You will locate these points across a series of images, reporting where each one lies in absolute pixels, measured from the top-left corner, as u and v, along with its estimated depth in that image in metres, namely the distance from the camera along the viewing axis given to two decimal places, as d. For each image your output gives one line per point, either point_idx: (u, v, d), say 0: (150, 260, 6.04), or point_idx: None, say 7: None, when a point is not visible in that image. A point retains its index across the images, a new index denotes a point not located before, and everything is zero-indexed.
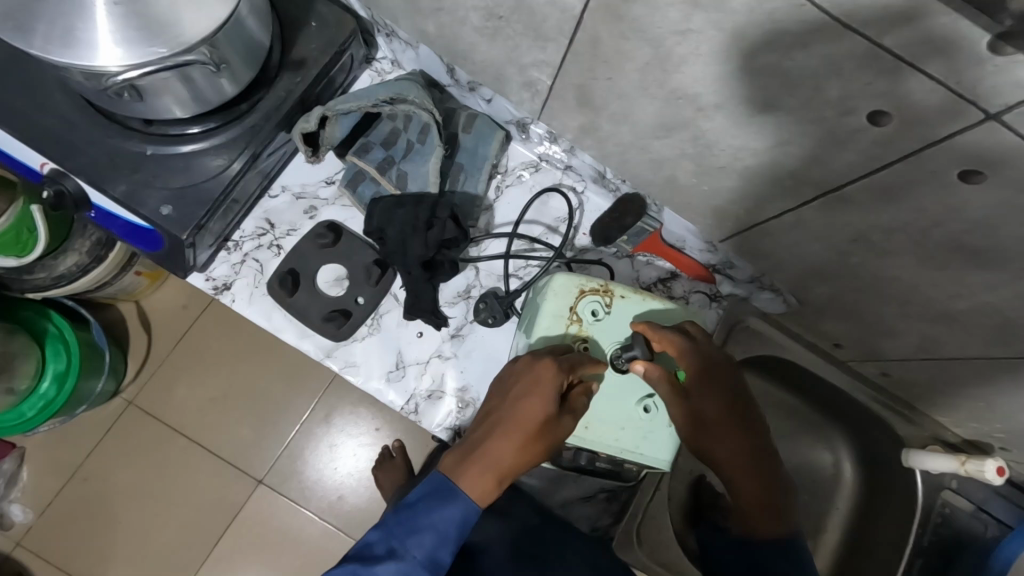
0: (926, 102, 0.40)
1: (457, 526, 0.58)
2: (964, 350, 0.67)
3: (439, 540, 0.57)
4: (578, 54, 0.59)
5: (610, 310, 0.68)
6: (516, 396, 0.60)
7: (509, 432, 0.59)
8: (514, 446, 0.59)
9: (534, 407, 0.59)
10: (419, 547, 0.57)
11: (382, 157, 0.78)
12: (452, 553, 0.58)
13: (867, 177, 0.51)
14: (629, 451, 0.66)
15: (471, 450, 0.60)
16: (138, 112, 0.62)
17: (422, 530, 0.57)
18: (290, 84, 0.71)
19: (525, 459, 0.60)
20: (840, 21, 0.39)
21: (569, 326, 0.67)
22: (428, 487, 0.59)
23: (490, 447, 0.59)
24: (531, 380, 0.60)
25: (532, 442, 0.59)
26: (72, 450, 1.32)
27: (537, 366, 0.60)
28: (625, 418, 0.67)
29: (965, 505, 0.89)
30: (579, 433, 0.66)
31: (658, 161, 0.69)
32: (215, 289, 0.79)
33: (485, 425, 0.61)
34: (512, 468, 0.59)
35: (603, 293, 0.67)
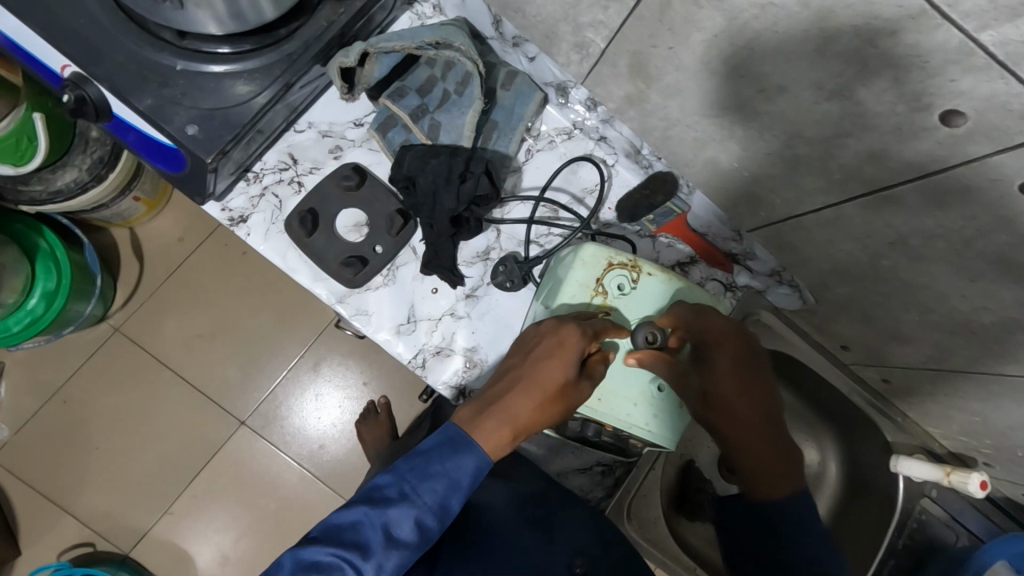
0: (1008, 107, 0.40)
1: (469, 477, 0.58)
2: (975, 363, 0.68)
3: (451, 488, 0.58)
4: (642, 18, 0.57)
5: (636, 286, 0.67)
6: (538, 356, 0.61)
7: (529, 390, 0.60)
8: (531, 405, 0.59)
9: (554, 368, 0.60)
10: (431, 493, 0.57)
11: (416, 104, 0.76)
12: (462, 501, 0.59)
13: (923, 178, 0.50)
14: (638, 426, 0.67)
15: (487, 404, 0.60)
16: (173, 22, 0.59)
17: (436, 476, 0.57)
18: (333, 15, 0.69)
19: (540, 419, 0.61)
20: (939, 11, 0.37)
21: (594, 297, 0.67)
22: (441, 436, 0.59)
23: (508, 403, 0.60)
24: (555, 343, 0.61)
25: (551, 402, 0.60)
26: (54, 369, 1.30)
27: (561, 330, 0.61)
28: (638, 394, 0.67)
29: (940, 514, 0.93)
30: (591, 405, 0.66)
31: (702, 141, 0.68)
32: (230, 221, 0.77)
33: (504, 382, 0.61)
34: (527, 425, 0.60)
35: (632, 268, 0.67)
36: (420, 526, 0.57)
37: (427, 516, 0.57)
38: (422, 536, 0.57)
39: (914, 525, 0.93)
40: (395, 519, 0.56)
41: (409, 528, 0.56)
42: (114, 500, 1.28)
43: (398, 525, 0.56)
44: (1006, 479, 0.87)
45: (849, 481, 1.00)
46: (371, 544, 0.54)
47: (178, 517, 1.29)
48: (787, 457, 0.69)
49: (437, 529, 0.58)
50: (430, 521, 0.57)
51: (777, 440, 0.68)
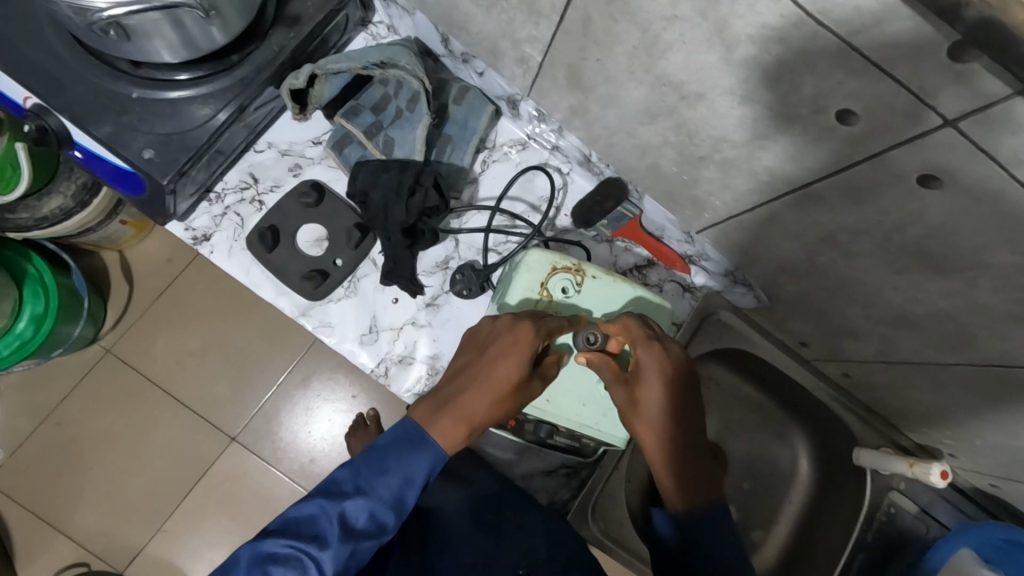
0: (891, 105, 0.42)
1: (424, 472, 0.60)
2: (919, 354, 0.70)
3: (406, 482, 0.60)
4: (570, 33, 0.60)
5: (580, 289, 0.70)
6: (492, 355, 0.63)
7: (482, 387, 0.62)
8: (484, 402, 0.61)
9: (507, 367, 0.62)
10: (386, 487, 0.60)
11: (371, 122, 0.78)
12: (417, 495, 0.61)
13: (836, 176, 0.52)
14: (588, 426, 0.69)
15: (443, 400, 0.63)
16: (126, 53, 0.62)
17: (391, 471, 0.60)
18: (283, 40, 0.71)
19: (492, 416, 0.63)
20: (815, 19, 0.40)
21: (540, 300, 0.69)
22: (399, 432, 0.61)
23: (462, 400, 0.62)
24: (509, 342, 0.63)
25: (503, 399, 0.63)
26: (44, 391, 1.33)
27: (517, 328, 0.63)
28: (587, 395, 0.69)
29: (909, 506, 0.94)
30: (540, 405, 0.69)
31: (642, 148, 0.71)
32: (194, 239, 0.79)
33: (460, 378, 0.64)
34: (481, 422, 0.63)
35: (576, 272, 0.69)
36: (375, 518, 0.59)
37: (383, 509, 0.59)
38: (378, 528, 0.59)
39: (885, 519, 0.94)
40: (350, 511, 0.58)
41: (365, 520, 0.58)
42: (104, 520, 1.30)
43: (354, 517, 0.58)
44: (970, 469, 0.88)
45: (822, 477, 1.00)
46: (326, 536, 0.56)
47: (171, 534, 1.30)
48: (704, 481, 0.64)
49: (393, 521, 0.60)
50: (386, 515, 0.59)
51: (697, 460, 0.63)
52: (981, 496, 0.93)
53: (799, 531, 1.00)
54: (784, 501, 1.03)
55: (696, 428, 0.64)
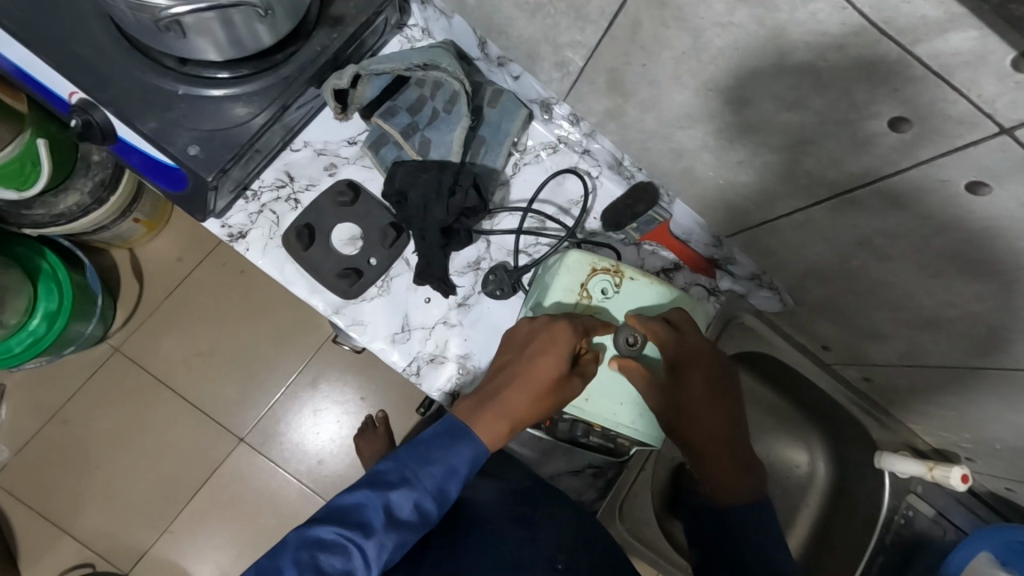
0: (946, 113, 0.43)
1: (466, 465, 0.61)
2: (945, 358, 0.71)
3: (449, 474, 0.61)
4: (615, 38, 0.61)
5: (619, 290, 0.71)
6: (532, 353, 0.64)
7: (523, 385, 0.63)
8: (526, 398, 0.63)
9: (547, 364, 0.63)
10: (430, 478, 0.60)
11: (407, 123, 0.80)
12: (459, 488, 0.61)
13: (880, 181, 0.54)
14: (625, 425, 0.70)
15: (485, 399, 0.64)
16: (176, 50, 0.63)
17: (435, 461, 0.60)
18: (326, 39, 0.72)
19: (534, 412, 0.64)
20: (877, 27, 0.41)
21: (578, 301, 0.71)
22: (442, 427, 0.63)
23: (504, 397, 0.63)
24: (547, 339, 0.64)
25: (545, 395, 0.64)
26: (54, 390, 1.31)
27: (553, 327, 0.64)
28: (625, 395, 0.70)
29: (927, 510, 0.95)
30: (578, 404, 0.70)
31: (678, 152, 0.72)
32: (230, 236, 0.80)
33: (501, 376, 0.65)
34: (523, 418, 0.64)
35: (614, 273, 0.71)
36: (419, 509, 0.59)
37: (426, 500, 0.60)
38: (421, 519, 0.59)
39: (902, 522, 0.95)
40: (396, 500, 0.58)
41: (409, 510, 0.59)
42: (112, 520, 1.29)
43: (399, 507, 0.58)
44: (987, 472, 0.90)
45: (837, 480, 1.02)
46: (374, 524, 0.57)
47: (181, 535, 1.29)
48: (744, 467, 0.72)
49: (435, 513, 0.61)
50: (430, 505, 0.60)
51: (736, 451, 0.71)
52: (995, 499, 0.95)
53: (815, 534, 1.02)
54: (800, 504, 1.04)
55: (738, 424, 0.71)
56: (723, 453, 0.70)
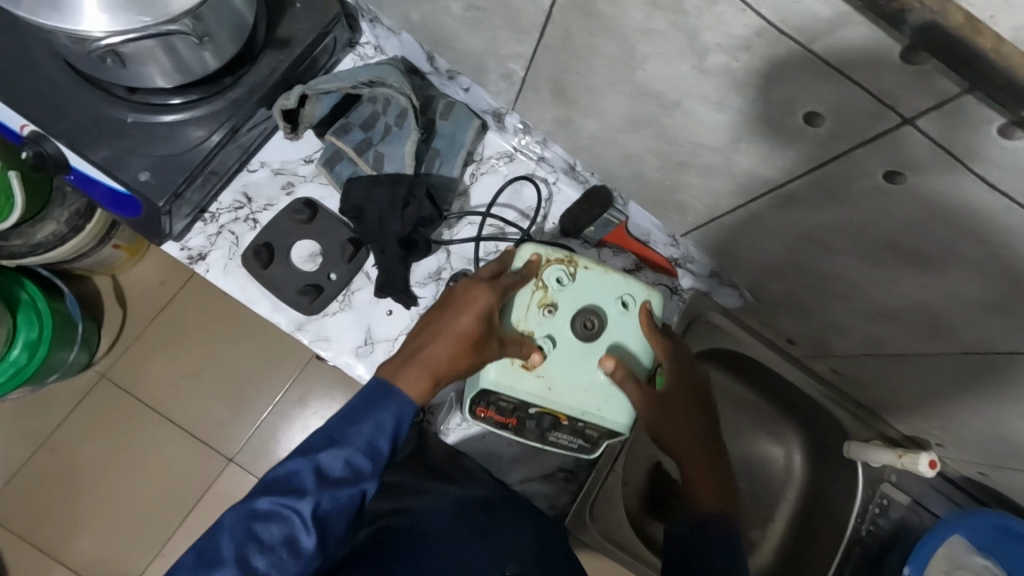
0: (855, 108, 0.45)
1: (394, 417, 0.62)
2: (902, 346, 0.72)
3: (377, 429, 0.61)
4: (550, 48, 0.62)
5: (574, 279, 0.69)
6: (451, 313, 0.64)
7: (442, 344, 0.63)
8: (444, 352, 0.63)
9: (467, 322, 0.63)
10: (358, 436, 0.60)
11: (360, 139, 0.81)
12: (391, 441, 0.61)
13: (808, 175, 0.55)
14: (592, 414, 0.68)
15: (408, 358, 0.64)
16: (121, 79, 0.64)
17: (361, 420, 0.61)
18: (274, 62, 0.73)
19: (458, 369, 0.64)
20: (777, 28, 0.42)
21: (535, 292, 0.69)
22: (366, 390, 0.63)
23: (424, 355, 0.63)
24: (467, 299, 0.64)
25: (465, 352, 0.63)
26: (39, 420, 1.32)
27: (471, 289, 0.65)
28: (589, 381, 0.68)
29: (904, 499, 0.96)
30: (543, 395, 0.67)
31: (625, 155, 0.73)
32: (190, 258, 0.81)
33: (421, 336, 0.65)
34: (445, 375, 0.63)
35: (568, 263, 0.69)
36: (352, 466, 0.60)
37: (357, 457, 0.60)
38: (355, 475, 0.60)
39: (878, 511, 0.95)
40: (325, 462, 0.59)
41: (340, 468, 0.59)
42: (101, 547, 1.29)
43: (329, 467, 0.59)
44: (959, 459, 0.90)
45: (816, 473, 1.01)
46: (304, 486, 0.58)
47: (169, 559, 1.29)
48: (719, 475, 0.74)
49: (371, 470, 0.61)
50: (361, 461, 0.60)
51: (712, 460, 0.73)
52: (972, 485, 0.95)
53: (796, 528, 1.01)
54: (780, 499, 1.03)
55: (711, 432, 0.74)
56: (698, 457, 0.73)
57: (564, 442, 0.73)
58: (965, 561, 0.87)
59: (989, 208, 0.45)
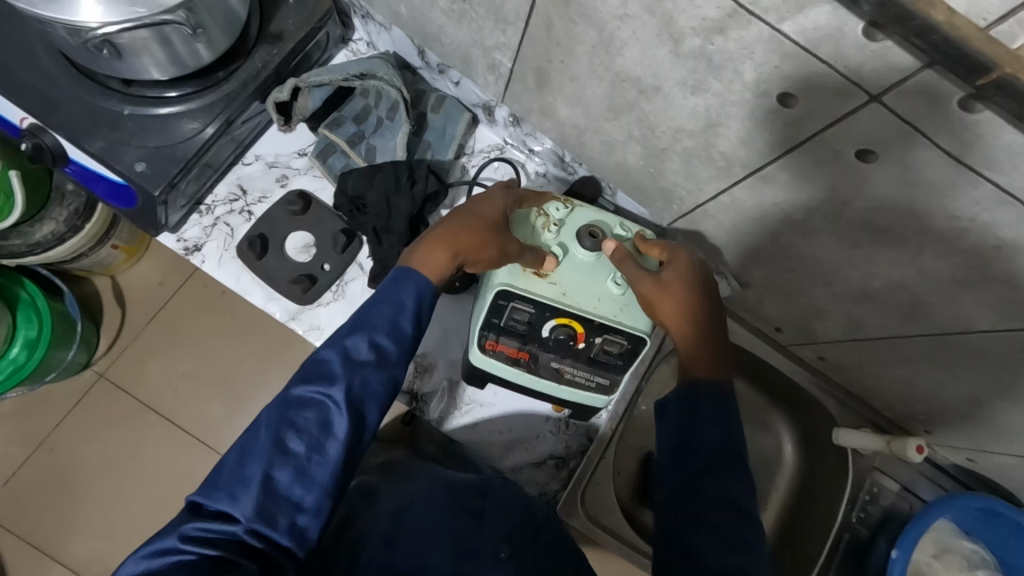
0: (824, 86, 0.46)
1: (414, 300, 0.63)
2: (883, 329, 0.73)
3: (399, 310, 0.62)
4: (534, 37, 0.64)
5: (570, 210, 0.74)
6: (472, 205, 0.70)
7: (463, 220, 0.67)
8: (465, 226, 0.66)
9: (488, 207, 0.69)
10: (381, 318, 0.62)
11: (353, 132, 0.83)
12: (413, 322, 0.63)
13: (784, 157, 0.56)
14: (610, 319, 0.72)
15: (426, 237, 0.67)
16: (117, 71, 0.66)
17: (384, 304, 0.62)
18: (267, 56, 0.75)
19: (478, 245, 0.66)
20: (745, 8, 0.44)
21: (536, 218, 0.73)
22: (388, 279, 0.65)
23: (445, 230, 0.66)
24: (488, 195, 0.71)
25: (485, 229, 0.66)
26: (39, 418, 1.33)
27: (490, 190, 0.72)
28: (601, 291, 0.73)
29: (892, 485, 0.98)
30: (560, 300, 0.71)
31: (609, 144, 0.74)
32: (185, 250, 0.82)
33: (440, 223, 0.68)
34: (464, 251, 0.65)
35: (562, 197, 0.75)
36: (378, 347, 0.61)
37: (383, 338, 0.61)
38: (382, 357, 0.61)
39: (868, 498, 0.97)
40: (351, 346, 0.60)
41: (367, 350, 0.60)
42: (100, 546, 1.29)
43: (356, 350, 0.60)
44: (946, 444, 0.91)
45: (806, 461, 1.02)
46: (334, 372, 0.58)
47: None
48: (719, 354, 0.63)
49: (397, 351, 0.62)
50: (387, 343, 0.61)
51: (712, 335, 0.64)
52: (959, 472, 0.96)
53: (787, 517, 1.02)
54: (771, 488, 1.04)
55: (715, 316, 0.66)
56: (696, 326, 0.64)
57: (580, 377, 0.78)
58: (952, 544, 0.89)
59: (954, 181, 0.47)
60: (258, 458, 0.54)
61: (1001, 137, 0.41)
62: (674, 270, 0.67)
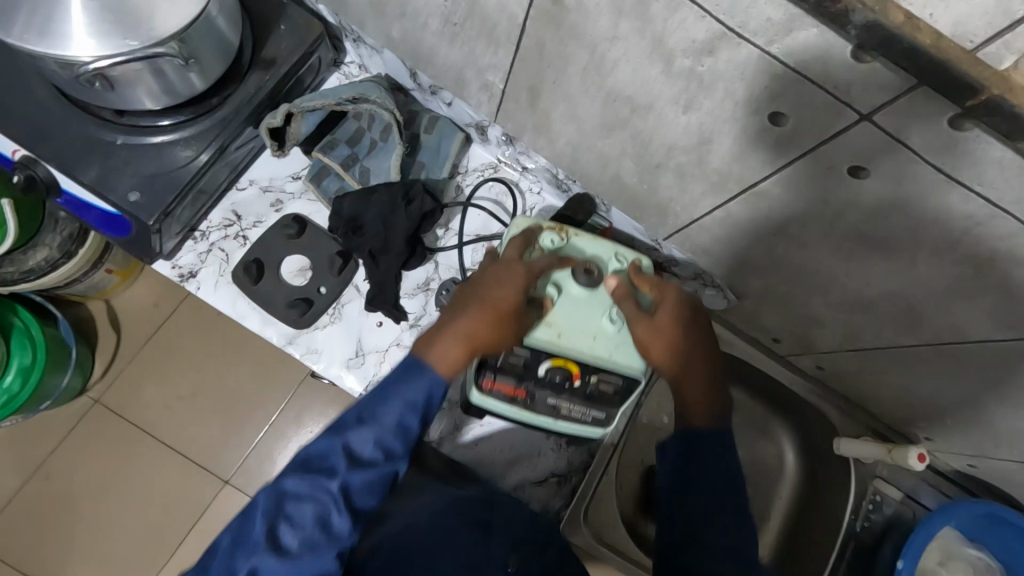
0: (814, 105, 0.47)
1: (426, 395, 0.60)
2: (880, 337, 0.73)
3: (409, 407, 0.59)
4: (525, 58, 0.65)
5: (566, 242, 0.73)
6: (489, 283, 0.64)
7: (481, 311, 0.62)
8: (483, 319, 0.62)
9: (507, 291, 0.63)
10: (390, 414, 0.59)
11: (347, 154, 0.83)
12: (423, 420, 0.60)
13: (777, 172, 0.57)
14: (603, 357, 0.70)
15: (438, 330, 0.62)
16: (110, 103, 0.66)
17: (394, 398, 0.59)
18: (260, 81, 0.75)
19: (495, 336, 0.63)
20: (734, 30, 0.45)
21: (531, 252, 0.71)
22: (398, 366, 0.61)
23: (460, 323, 0.61)
24: (505, 271, 0.65)
25: (503, 319, 0.63)
26: (34, 447, 1.31)
27: (508, 262, 0.66)
28: (596, 328, 0.70)
29: (894, 494, 0.99)
30: (552, 341, 0.69)
31: (603, 160, 0.75)
32: (180, 277, 0.82)
33: (452, 308, 0.64)
34: (481, 343, 0.62)
35: (558, 228, 0.73)
36: (383, 446, 0.59)
37: (389, 436, 0.59)
38: (388, 456, 0.59)
39: (871, 507, 0.97)
40: (356, 441, 0.58)
41: (371, 448, 0.58)
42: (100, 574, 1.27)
43: (360, 447, 0.58)
44: (947, 449, 0.91)
45: (809, 470, 1.02)
46: (336, 467, 0.57)
47: None
48: (716, 393, 0.64)
49: (404, 447, 0.60)
50: (393, 441, 0.59)
51: (709, 370, 0.65)
52: (961, 477, 0.96)
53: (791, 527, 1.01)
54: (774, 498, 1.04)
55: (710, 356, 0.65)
56: (693, 366, 0.64)
57: (575, 414, 0.73)
58: (956, 552, 0.89)
59: (947, 195, 0.47)
60: (247, 552, 0.53)
61: (989, 153, 0.41)
62: (667, 307, 0.66)
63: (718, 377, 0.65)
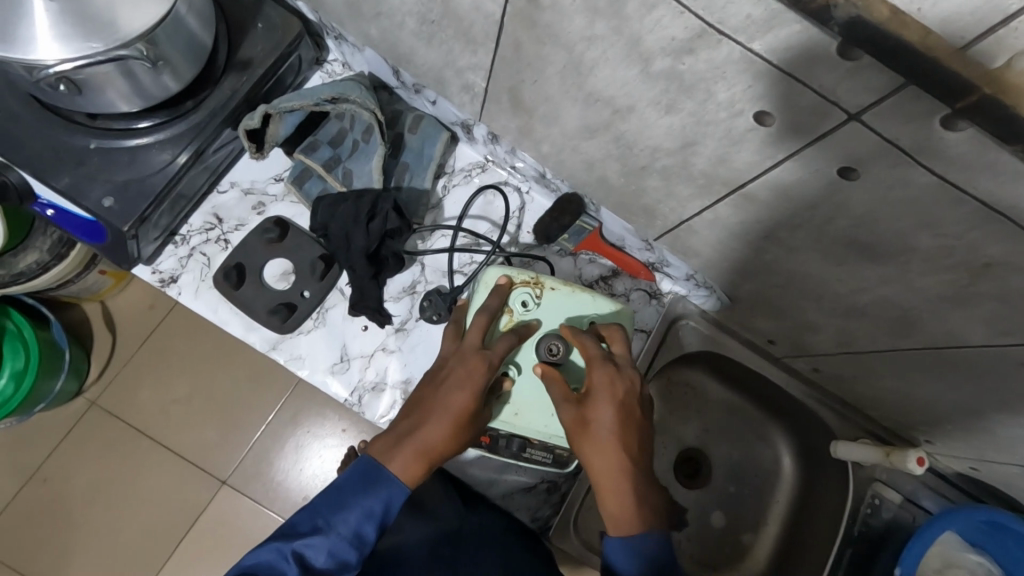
0: (800, 106, 0.44)
1: (383, 504, 0.61)
2: (876, 343, 0.71)
3: (366, 516, 0.60)
4: (504, 58, 0.62)
5: (540, 302, 0.71)
6: (449, 388, 0.63)
7: (440, 419, 0.62)
8: (442, 429, 0.62)
9: (466, 397, 0.63)
10: (345, 524, 0.60)
11: (329, 156, 0.81)
12: (377, 528, 0.61)
13: (764, 175, 0.54)
14: (557, 435, 0.70)
15: (399, 437, 0.63)
16: (81, 107, 0.64)
17: (350, 507, 0.60)
18: (235, 84, 0.74)
19: (454, 443, 0.63)
20: (713, 28, 0.42)
21: (501, 317, 0.70)
22: (358, 471, 0.62)
23: (420, 433, 0.62)
24: (466, 372, 0.64)
25: (462, 427, 0.63)
26: (29, 450, 1.31)
27: (470, 360, 0.64)
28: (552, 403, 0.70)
29: (896, 497, 0.93)
30: (509, 419, 0.69)
31: (589, 162, 0.72)
32: (161, 282, 0.81)
33: (414, 412, 0.64)
34: (439, 452, 0.63)
35: (534, 285, 0.71)
36: (336, 555, 0.60)
37: (343, 546, 0.60)
38: (341, 565, 0.60)
39: (870, 511, 0.92)
40: (309, 550, 0.59)
41: (324, 558, 0.59)
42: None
43: (313, 556, 0.59)
44: (947, 454, 0.89)
45: (805, 474, 1.00)
46: None
47: None
48: (642, 505, 0.61)
49: (358, 555, 0.61)
50: (347, 551, 0.60)
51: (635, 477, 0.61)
52: (961, 480, 0.94)
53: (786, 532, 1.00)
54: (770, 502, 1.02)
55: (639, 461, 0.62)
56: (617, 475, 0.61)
57: (539, 458, 0.72)
58: (957, 559, 0.87)
59: (938, 201, 0.45)
60: None
61: (981, 156, 0.39)
62: (597, 406, 0.62)
63: (647, 483, 0.62)
